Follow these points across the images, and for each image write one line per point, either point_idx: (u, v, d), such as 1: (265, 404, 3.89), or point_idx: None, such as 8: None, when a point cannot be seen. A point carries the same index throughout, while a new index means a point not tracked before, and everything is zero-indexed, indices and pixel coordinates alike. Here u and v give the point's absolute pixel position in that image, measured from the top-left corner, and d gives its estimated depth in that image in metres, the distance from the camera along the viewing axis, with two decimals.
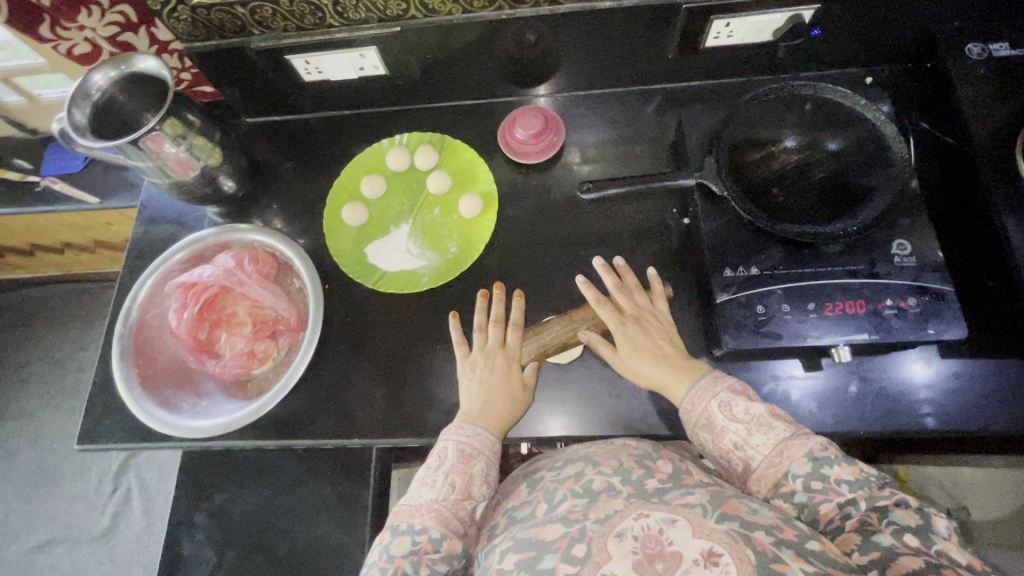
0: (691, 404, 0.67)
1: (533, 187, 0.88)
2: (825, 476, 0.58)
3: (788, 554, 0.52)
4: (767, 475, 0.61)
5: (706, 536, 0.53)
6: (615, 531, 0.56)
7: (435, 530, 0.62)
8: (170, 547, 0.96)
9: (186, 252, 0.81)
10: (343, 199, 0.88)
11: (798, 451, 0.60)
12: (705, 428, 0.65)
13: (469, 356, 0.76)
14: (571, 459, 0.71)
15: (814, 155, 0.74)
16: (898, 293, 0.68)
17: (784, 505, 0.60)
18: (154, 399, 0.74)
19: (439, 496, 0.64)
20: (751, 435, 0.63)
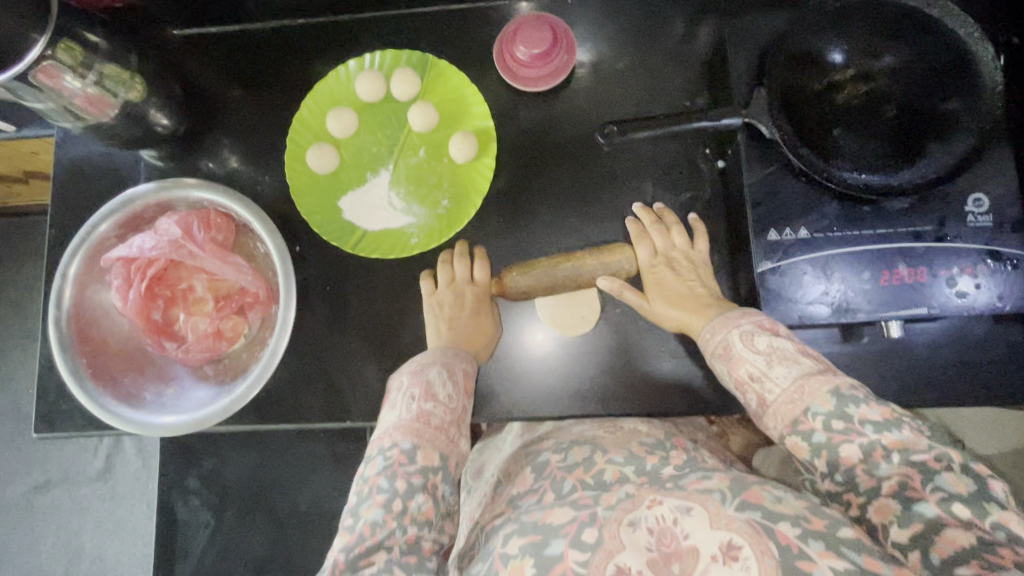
0: (711, 331, 0.58)
1: (537, 120, 0.72)
2: (849, 416, 0.48)
3: (817, 549, 0.43)
4: (785, 412, 0.51)
5: (726, 526, 0.44)
6: (628, 520, 0.47)
7: (404, 442, 0.54)
8: (164, 512, 0.93)
9: (120, 216, 0.66)
10: (307, 139, 0.72)
11: (824, 385, 0.50)
12: (721, 358, 0.57)
13: (435, 295, 0.68)
14: (576, 440, 0.62)
15: (890, 83, 0.61)
16: (967, 259, 0.59)
17: (802, 448, 0.50)
18: (113, 393, 0.64)
19: (400, 415, 0.57)
20: (770, 368, 0.53)
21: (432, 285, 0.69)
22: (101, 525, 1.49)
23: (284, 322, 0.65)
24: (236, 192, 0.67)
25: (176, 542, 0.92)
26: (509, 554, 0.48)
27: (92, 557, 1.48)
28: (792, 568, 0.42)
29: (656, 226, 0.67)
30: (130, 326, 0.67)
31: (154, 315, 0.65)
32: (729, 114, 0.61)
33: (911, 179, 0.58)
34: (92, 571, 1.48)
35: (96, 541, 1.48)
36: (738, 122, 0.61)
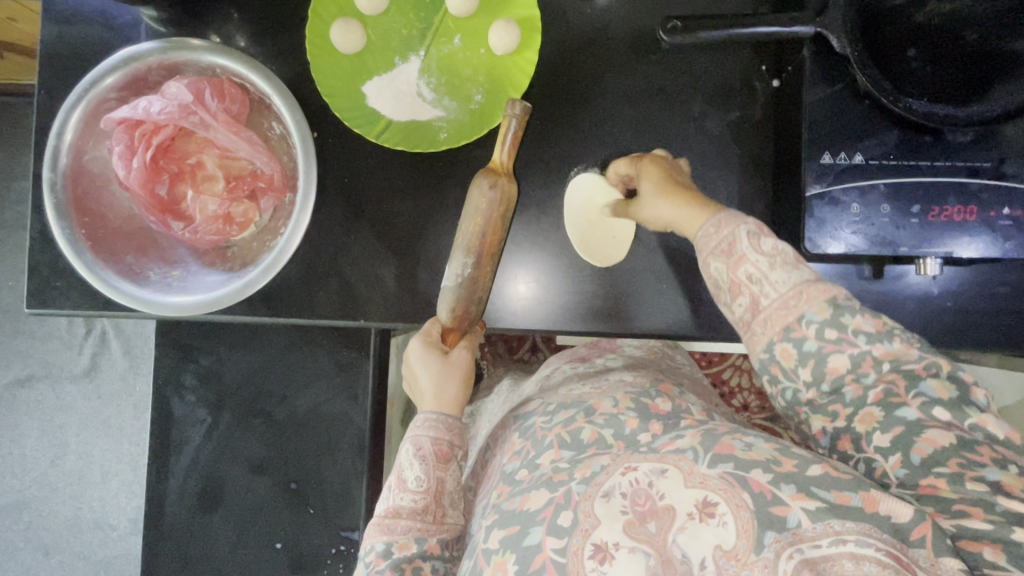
0: (715, 226, 0.53)
1: (586, 16, 0.66)
2: (843, 326, 0.48)
3: (789, 493, 0.43)
4: (775, 318, 0.50)
5: (700, 484, 0.45)
6: (601, 491, 0.48)
7: (379, 542, 0.57)
8: (159, 406, 0.91)
9: (123, 75, 0.60)
10: (330, 13, 0.65)
11: (819, 296, 0.49)
12: (721, 255, 0.52)
13: (427, 348, 0.64)
14: (563, 403, 0.66)
15: (979, 3, 0.55)
16: (1020, 201, 0.57)
17: (790, 352, 0.49)
18: (113, 267, 0.60)
19: (381, 505, 0.59)
20: (773, 270, 0.50)
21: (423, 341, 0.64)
22: (86, 423, 1.48)
23: (297, 225, 0.62)
24: (254, 62, 0.61)
25: (172, 436, 0.92)
26: (492, 549, 0.51)
27: (77, 453, 1.48)
28: (767, 513, 0.42)
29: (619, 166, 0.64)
30: (131, 200, 0.62)
31: (159, 190, 0.60)
32: (801, 20, 0.55)
33: (981, 112, 0.55)
34: (78, 466, 1.48)
35: (81, 437, 1.48)
36: (809, 32, 0.56)
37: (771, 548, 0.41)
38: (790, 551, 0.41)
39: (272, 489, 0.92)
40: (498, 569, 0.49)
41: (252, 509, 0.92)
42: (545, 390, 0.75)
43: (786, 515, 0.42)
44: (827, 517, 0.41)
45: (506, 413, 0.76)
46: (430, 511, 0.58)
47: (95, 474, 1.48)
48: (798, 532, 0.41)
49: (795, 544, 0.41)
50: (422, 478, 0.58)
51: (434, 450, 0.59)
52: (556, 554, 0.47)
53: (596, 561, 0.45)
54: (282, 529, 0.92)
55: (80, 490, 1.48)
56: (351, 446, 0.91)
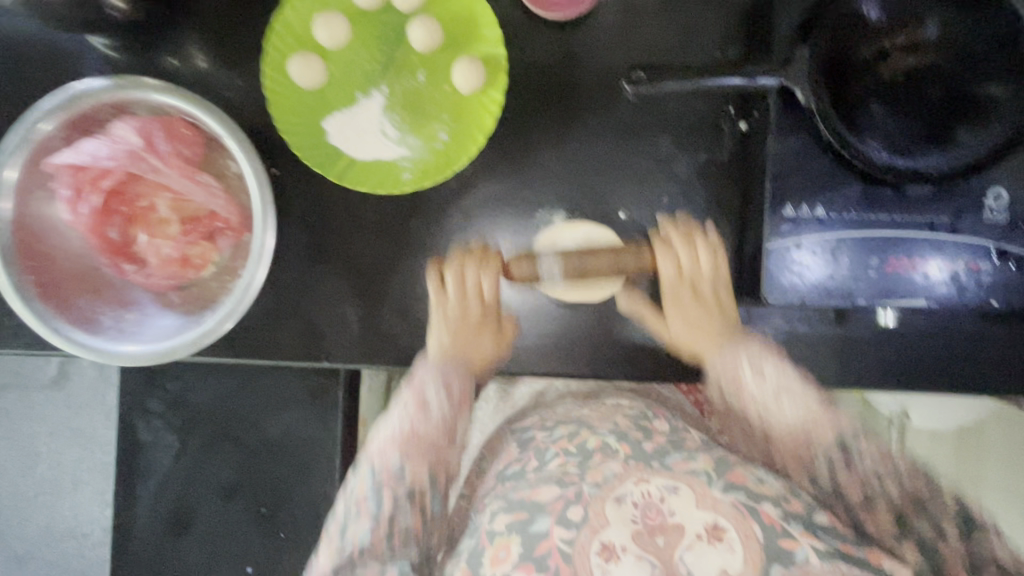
0: (727, 359, 0.63)
1: (553, 53, 0.65)
2: (822, 455, 0.59)
3: (797, 530, 0.50)
4: (788, 444, 0.61)
5: (712, 507, 0.51)
6: (614, 495, 0.52)
7: (395, 462, 0.62)
8: (126, 432, 0.90)
9: (67, 114, 0.57)
10: (289, 46, 0.62)
11: (829, 432, 0.60)
12: (733, 380, 0.63)
13: (445, 305, 0.65)
14: (563, 419, 0.66)
15: (939, 56, 0.56)
16: (974, 254, 0.58)
17: (788, 427, 0.56)
18: (63, 314, 0.58)
19: (396, 421, 0.64)
20: (777, 399, 0.62)
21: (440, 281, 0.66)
22: (57, 432, 1.46)
23: (263, 253, 0.59)
24: (206, 100, 0.58)
25: (139, 462, 0.91)
26: (497, 530, 0.54)
27: (48, 463, 1.46)
28: (775, 546, 0.49)
29: (668, 221, 0.66)
30: (84, 241, 0.60)
31: (111, 233, 0.59)
32: (766, 72, 0.54)
33: (939, 165, 0.55)
34: (50, 476, 1.46)
35: (52, 448, 1.46)
36: (775, 83, 0.55)
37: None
38: None
39: (243, 512, 0.92)
40: (501, 549, 0.52)
41: (224, 534, 0.92)
42: (540, 407, 0.76)
43: (793, 549, 0.48)
44: (834, 559, 0.48)
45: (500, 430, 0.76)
46: (435, 447, 0.63)
47: (68, 485, 1.46)
48: (804, 566, 0.48)
49: None
50: (443, 398, 0.65)
51: (459, 394, 0.66)
52: (563, 544, 0.50)
53: (602, 560, 0.49)
54: (253, 553, 0.92)
55: (53, 500, 1.46)
56: (323, 471, 0.91)
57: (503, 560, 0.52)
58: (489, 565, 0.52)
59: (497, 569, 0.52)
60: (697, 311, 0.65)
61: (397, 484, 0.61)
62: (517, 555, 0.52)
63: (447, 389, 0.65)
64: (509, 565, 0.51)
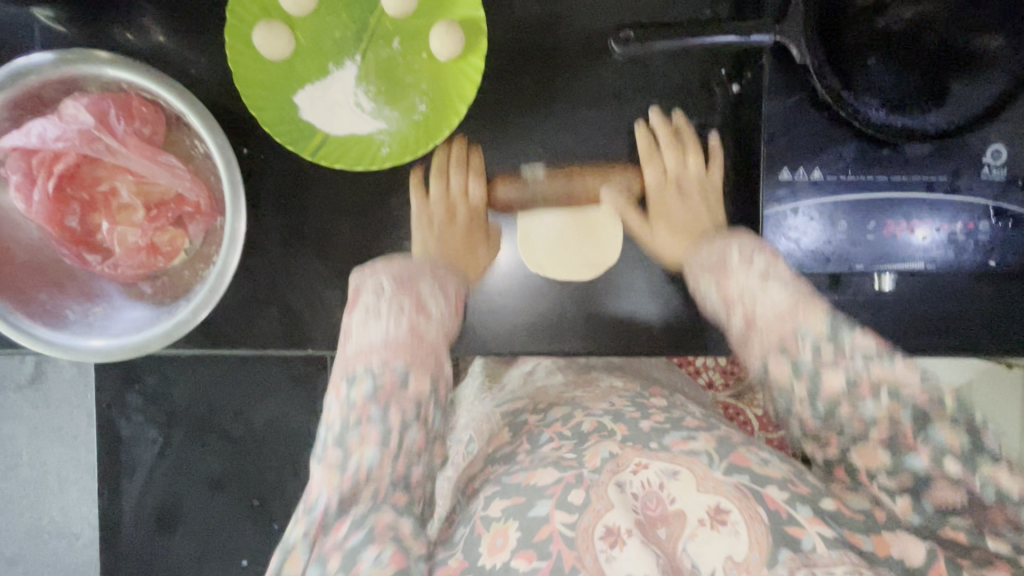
0: (708, 248, 0.59)
1: (534, 15, 0.61)
2: (841, 341, 0.49)
3: (806, 515, 0.45)
4: (772, 329, 0.53)
5: (714, 491, 0.47)
6: (615, 480, 0.50)
7: (400, 363, 0.55)
8: (107, 428, 0.87)
9: (12, 94, 0.52)
10: (252, 15, 0.58)
11: (820, 312, 0.51)
12: (710, 273, 0.58)
13: (427, 210, 0.64)
14: (554, 401, 0.66)
15: (938, 7, 0.53)
16: (972, 213, 0.56)
17: (784, 368, 0.51)
18: (23, 310, 0.54)
19: (389, 325, 0.56)
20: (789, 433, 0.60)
21: (423, 195, 0.64)
22: (38, 432, 1.42)
23: (234, 235, 0.55)
24: (163, 74, 0.54)
25: (124, 458, 0.88)
26: (492, 517, 0.51)
27: (31, 462, 1.42)
28: (782, 532, 0.45)
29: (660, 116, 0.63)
30: (41, 231, 0.56)
31: (70, 222, 0.55)
32: (760, 29, 0.52)
33: (936, 123, 0.54)
34: (34, 476, 1.43)
35: (34, 446, 1.42)
36: (768, 41, 0.53)
37: (786, 565, 0.43)
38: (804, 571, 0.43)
39: (233, 505, 0.90)
40: (498, 536, 0.49)
41: (215, 528, 0.90)
42: (530, 384, 0.73)
43: (801, 537, 0.44)
44: (842, 547, 0.44)
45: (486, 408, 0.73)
46: (436, 352, 0.57)
47: (53, 484, 1.43)
48: (812, 555, 0.43)
49: (810, 566, 0.43)
50: (442, 304, 0.59)
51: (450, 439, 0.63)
52: (565, 529, 0.47)
53: (607, 544, 0.45)
54: (247, 545, 0.91)
55: (38, 500, 1.43)
56: (314, 461, 0.89)
57: (500, 549, 0.48)
58: (484, 555, 0.48)
59: (495, 559, 0.48)
60: (685, 217, 0.63)
61: (403, 397, 0.54)
62: (515, 543, 0.48)
63: (444, 292, 0.60)
64: (507, 554, 0.48)
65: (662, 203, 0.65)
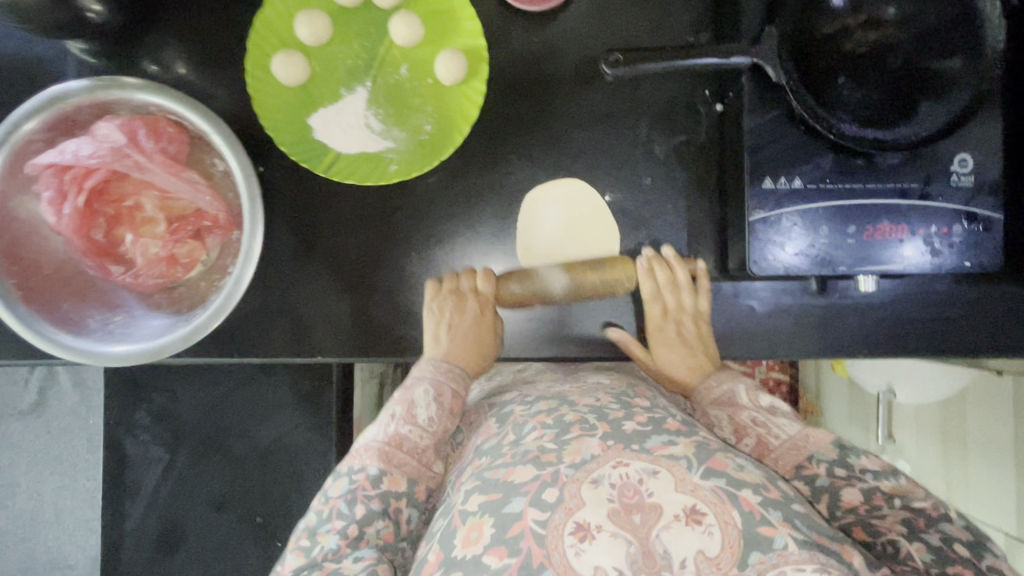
0: (716, 383, 0.65)
1: (531, 44, 0.66)
2: (851, 465, 0.54)
3: (776, 517, 0.48)
4: (784, 462, 0.57)
5: (691, 492, 0.49)
6: (590, 478, 0.51)
7: (373, 467, 0.58)
8: (112, 447, 0.88)
9: (48, 115, 0.56)
10: (271, 45, 0.63)
11: (824, 437, 0.57)
12: (720, 407, 0.63)
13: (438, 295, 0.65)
14: (543, 395, 0.67)
15: (899, 32, 0.58)
16: (945, 218, 0.60)
17: (804, 488, 0.54)
18: (49, 317, 0.58)
19: (376, 435, 0.61)
20: (774, 418, 0.60)
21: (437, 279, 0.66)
22: (36, 460, 1.41)
23: (249, 254, 0.58)
24: (188, 98, 0.58)
25: (128, 478, 0.88)
26: (469, 510, 0.53)
27: (28, 492, 1.41)
28: (753, 534, 0.47)
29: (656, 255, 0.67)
30: (66, 244, 0.59)
31: (95, 234, 0.58)
32: (738, 52, 0.57)
33: (906, 136, 0.58)
34: (29, 507, 1.41)
35: (33, 476, 1.41)
36: (747, 62, 0.57)
37: (755, 567, 0.46)
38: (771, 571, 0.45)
39: (235, 526, 0.89)
40: (473, 529, 0.51)
41: (217, 548, 0.89)
42: (520, 381, 0.75)
43: (771, 536, 0.47)
44: (812, 548, 0.46)
45: (477, 399, 0.76)
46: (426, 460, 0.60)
47: (49, 514, 1.41)
48: (782, 553, 0.46)
49: (779, 565, 0.45)
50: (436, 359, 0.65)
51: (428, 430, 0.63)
52: (537, 526, 0.49)
53: (577, 539, 0.48)
54: (249, 567, 0.90)
55: (32, 532, 1.41)
56: (318, 477, 0.89)
57: (474, 541, 0.50)
58: (460, 546, 0.51)
59: (467, 551, 0.50)
60: (692, 335, 0.67)
61: (373, 492, 0.57)
62: (488, 537, 0.50)
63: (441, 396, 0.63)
64: (479, 547, 0.50)
65: (660, 335, 0.68)
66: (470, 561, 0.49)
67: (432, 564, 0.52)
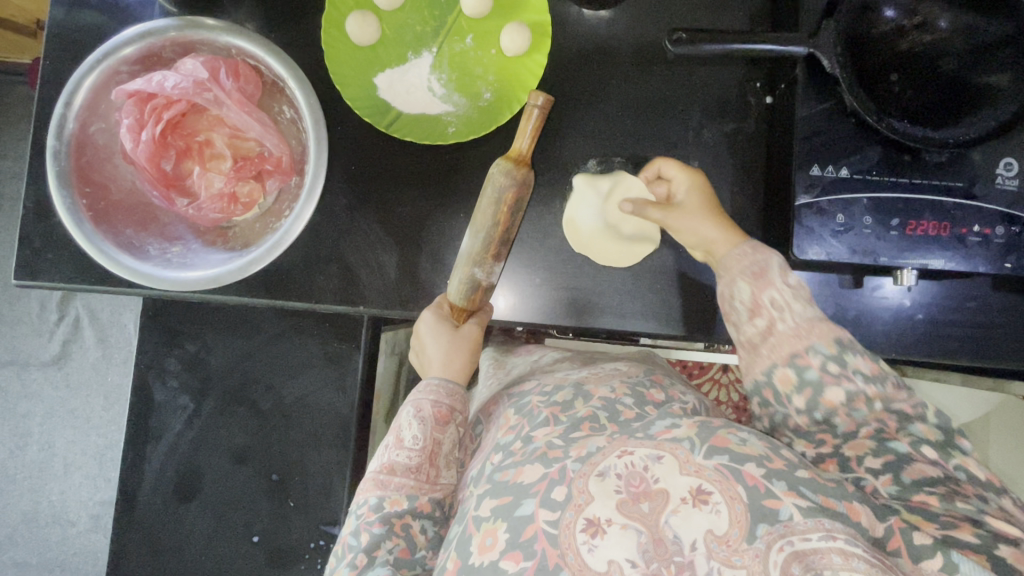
0: (749, 250, 0.58)
1: (593, 27, 0.70)
2: (845, 362, 0.53)
3: (781, 488, 0.46)
4: (788, 342, 0.54)
5: (695, 473, 0.47)
6: (597, 470, 0.50)
7: (373, 496, 0.60)
8: (140, 391, 0.90)
9: (137, 49, 0.60)
10: (347, 5, 0.66)
11: (826, 331, 0.54)
12: (749, 277, 0.57)
13: (434, 325, 0.65)
14: (560, 384, 0.68)
15: (954, 37, 0.60)
16: (987, 219, 0.61)
17: (790, 376, 0.54)
18: (113, 240, 0.60)
19: (377, 462, 0.62)
20: (793, 301, 0.55)
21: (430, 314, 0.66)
22: (52, 412, 1.42)
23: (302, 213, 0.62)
24: (268, 44, 0.62)
25: (151, 423, 0.90)
26: (483, 516, 0.52)
27: (40, 443, 1.42)
28: (760, 506, 0.45)
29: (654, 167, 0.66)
30: (135, 173, 0.61)
31: (165, 165, 0.60)
32: (795, 41, 0.59)
33: (955, 136, 0.60)
34: (39, 458, 1.42)
35: (46, 427, 1.42)
36: (802, 52, 0.60)
37: (762, 539, 0.44)
38: (781, 543, 0.44)
39: (252, 481, 0.90)
40: (488, 535, 0.50)
41: (230, 500, 0.90)
42: (539, 371, 0.76)
43: (777, 508, 0.45)
44: (817, 515, 0.45)
45: (496, 390, 0.77)
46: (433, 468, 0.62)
47: (58, 466, 1.42)
48: (789, 524, 0.44)
49: (786, 536, 0.44)
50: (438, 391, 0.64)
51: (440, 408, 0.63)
52: (549, 527, 0.48)
53: (588, 535, 0.47)
54: (259, 523, 0.91)
55: (39, 483, 1.42)
56: (337, 439, 0.90)
57: (490, 548, 0.50)
58: (475, 553, 0.50)
59: (485, 557, 0.49)
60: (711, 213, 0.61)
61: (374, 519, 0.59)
62: (502, 543, 0.49)
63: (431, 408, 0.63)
64: (496, 554, 0.49)
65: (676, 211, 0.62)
66: (486, 566, 0.49)
67: (451, 571, 0.52)
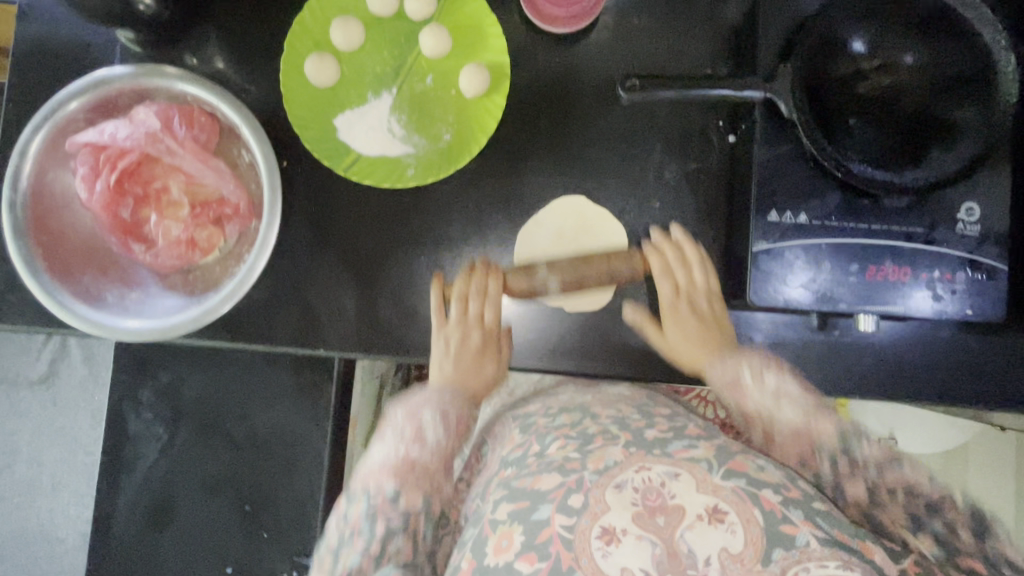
0: (720, 368, 0.63)
1: (554, 65, 0.69)
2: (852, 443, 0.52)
3: (797, 516, 0.45)
4: (790, 443, 0.55)
5: (713, 491, 0.46)
6: (613, 482, 0.47)
7: (389, 487, 0.55)
8: (114, 422, 0.90)
9: (90, 98, 0.60)
10: (306, 47, 0.66)
11: (827, 426, 0.55)
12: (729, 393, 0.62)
13: (445, 326, 0.67)
14: (565, 407, 0.64)
15: (912, 80, 0.61)
16: (947, 264, 0.61)
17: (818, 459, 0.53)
18: (70, 288, 0.60)
19: (387, 455, 0.58)
20: (777, 404, 0.58)
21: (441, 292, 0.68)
22: (39, 431, 1.43)
23: (263, 244, 0.61)
24: (224, 91, 0.62)
25: (125, 453, 0.90)
26: (500, 519, 0.49)
27: (28, 461, 1.43)
28: (776, 532, 0.44)
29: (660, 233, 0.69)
30: (93, 221, 0.62)
31: (122, 213, 0.61)
32: (751, 85, 0.58)
33: (913, 179, 0.58)
34: (27, 476, 1.43)
35: (34, 446, 1.43)
36: (759, 96, 0.59)
37: (778, 563, 0.42)
38: (798, 568, 0.42)
39: (224, 510, 0.91)
40: (504, 538, 0.47)
41: (204, 529, 0.91)
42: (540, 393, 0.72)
43: (793, 533, 0.44)
44: (833, 544, 0.43)
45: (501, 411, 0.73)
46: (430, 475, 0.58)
47: (46, 485, 1.43)
48: (806, 550, 0.43)
49: (802, 562, 0.42)
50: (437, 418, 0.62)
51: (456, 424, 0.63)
52: (564, 530, 0.45)
53: (602, 543, 0.44)
54: (232, 552, 0.91)
55: (27, 501, 1.43)
56: (310, 468, 0.90)
57: (505, 549, 0.46)
58: (490, 554, 0.47)
59: (499, 559, 0.46)
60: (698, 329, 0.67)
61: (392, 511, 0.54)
62: (517, 545, 0.46)
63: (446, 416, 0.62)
64: (510, 554, 0.46)
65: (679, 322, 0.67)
66: (500, 567, 0.45)
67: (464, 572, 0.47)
